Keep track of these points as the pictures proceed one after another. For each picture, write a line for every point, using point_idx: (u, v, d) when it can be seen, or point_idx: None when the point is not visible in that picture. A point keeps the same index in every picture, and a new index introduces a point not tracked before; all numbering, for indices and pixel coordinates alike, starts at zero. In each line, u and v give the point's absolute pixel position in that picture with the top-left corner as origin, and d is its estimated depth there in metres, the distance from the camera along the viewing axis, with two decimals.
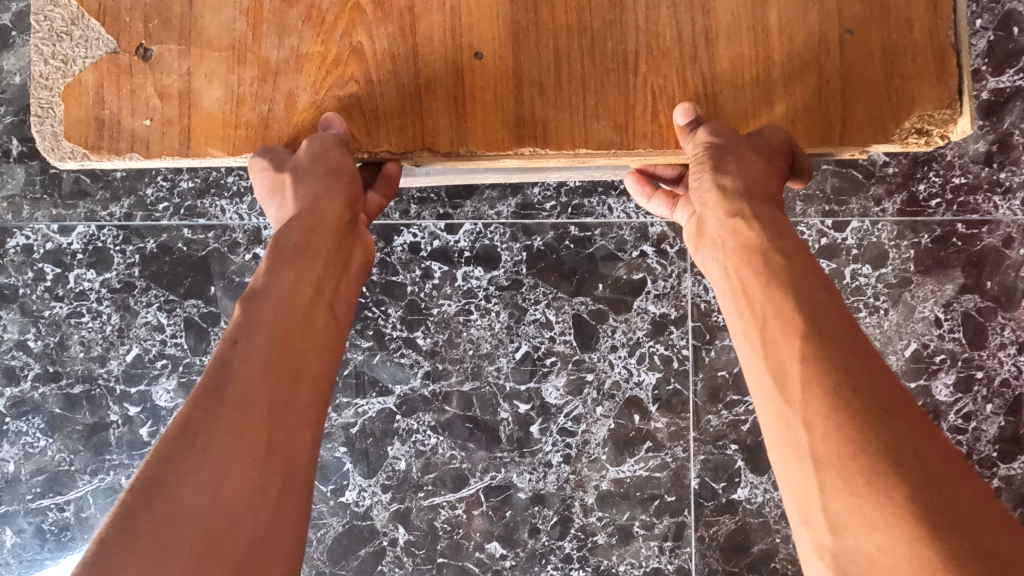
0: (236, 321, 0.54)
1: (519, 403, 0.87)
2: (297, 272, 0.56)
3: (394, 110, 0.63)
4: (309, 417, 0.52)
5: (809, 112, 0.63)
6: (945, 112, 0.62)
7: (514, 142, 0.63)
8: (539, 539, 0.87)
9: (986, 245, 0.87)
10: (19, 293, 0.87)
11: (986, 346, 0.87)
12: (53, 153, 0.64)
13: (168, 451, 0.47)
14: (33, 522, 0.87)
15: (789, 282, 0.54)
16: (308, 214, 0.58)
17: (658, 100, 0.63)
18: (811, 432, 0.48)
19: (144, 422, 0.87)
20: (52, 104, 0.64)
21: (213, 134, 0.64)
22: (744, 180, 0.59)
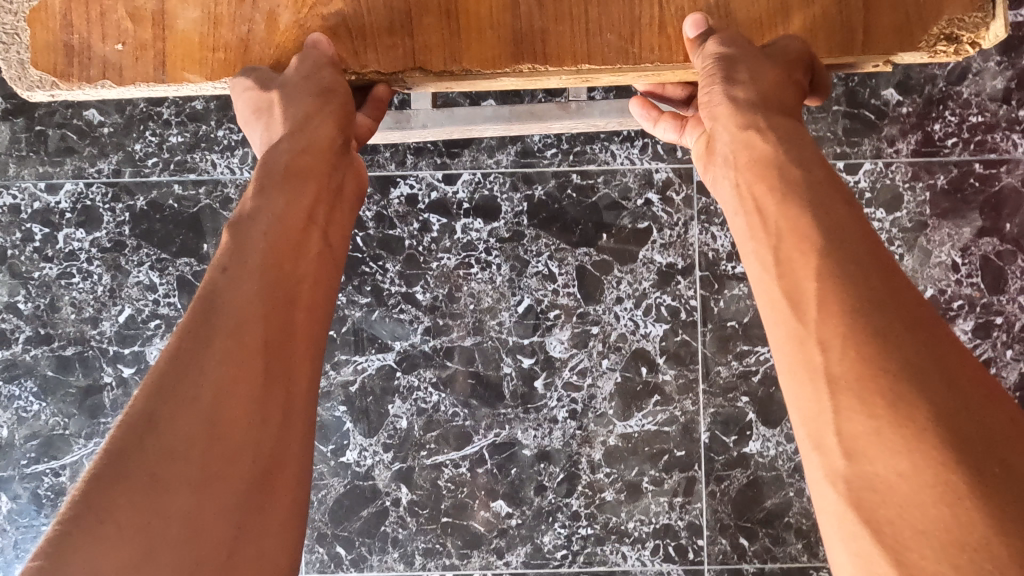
0: (224, 252, 0.49)
1: (523, 357, 0.85)
2: (289, 199, 0.51)
3: (383, 27, 0.55)
4: (305, 351, 0.49)
5: (827, 18, 0.54)
6: (976, 15, 0.53)
7: (512, 59, 0.55)
8: (545, 497, 0.84)
9: (1005, 185, 0.84)
10: (7, 254, 0.85)
11: (1005, 290, 0.84)
12: (19, 82, 0.56)
13: (156, 390, 0.43)
14: (28, 487, 0.85)
15: (805, 195, 0.48)
16: (301, 135, 0.52)
17: (664, 10, 0.55)
18: (827, 352, 0.42)
19: (139, 384, 0.85)
20: (16, 31, 0.56)
21: (189, 57, 0.56)
22: (756, 90, 0.52)
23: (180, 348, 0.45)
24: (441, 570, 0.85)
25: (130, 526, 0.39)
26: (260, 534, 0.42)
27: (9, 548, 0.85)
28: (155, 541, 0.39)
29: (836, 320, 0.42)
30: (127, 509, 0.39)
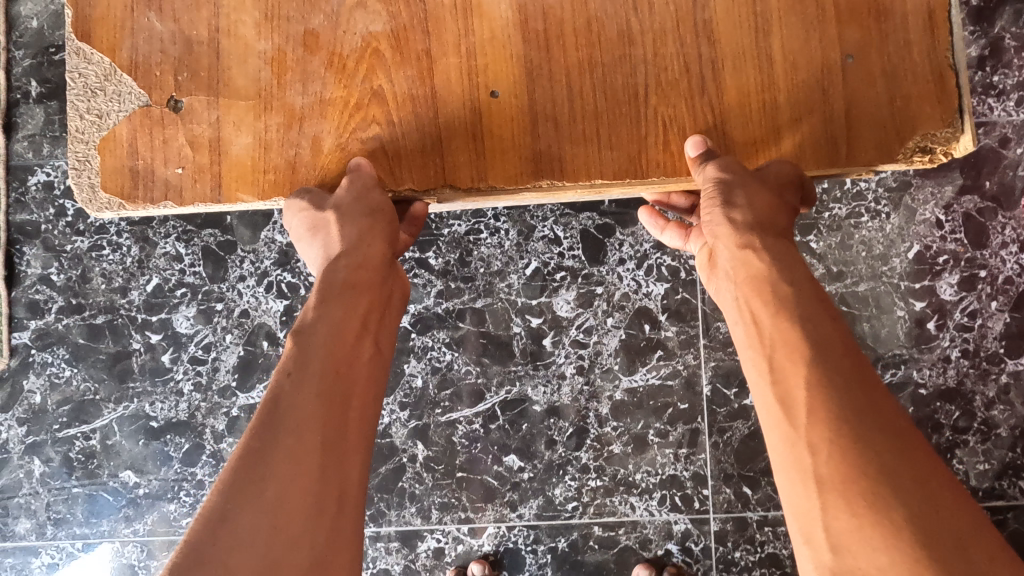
0: (288, 360, 0.57)
1: (532, 317, 0.89)
2: (344, 311, 0.59)
3: (417, 150, 0.63)
4: (358, 445, 0.56)
5: (816, 135, 0.62)
6: (946, 130, 0.61)
7: (532, 175, 0.63)
8: (556, 451, 0.88)
9: (983, 146, 0.89)
10: (41, 229, 0.90)
11: (987, 245, 0.89)
12: (90, 204, 0.65)
13: (234, 482, 0.51)
14: (61, 451, 0.89)
15: (794, 310, 0.55)
16: (354, 254, 0.61)
17: (667, 130, 0.62)
18: (815, 456, 0.49)
19: (166, 350, 0.89)
20: (89, 156, 0.65)
21: (242, 178, 0.64)
22: (753, 214, 0.59)
23: (254, 446, 0.53)
24: (456, 523, 0.88)
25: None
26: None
27: (42, 511, 0.89)
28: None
29: (823, 424, 0.49)
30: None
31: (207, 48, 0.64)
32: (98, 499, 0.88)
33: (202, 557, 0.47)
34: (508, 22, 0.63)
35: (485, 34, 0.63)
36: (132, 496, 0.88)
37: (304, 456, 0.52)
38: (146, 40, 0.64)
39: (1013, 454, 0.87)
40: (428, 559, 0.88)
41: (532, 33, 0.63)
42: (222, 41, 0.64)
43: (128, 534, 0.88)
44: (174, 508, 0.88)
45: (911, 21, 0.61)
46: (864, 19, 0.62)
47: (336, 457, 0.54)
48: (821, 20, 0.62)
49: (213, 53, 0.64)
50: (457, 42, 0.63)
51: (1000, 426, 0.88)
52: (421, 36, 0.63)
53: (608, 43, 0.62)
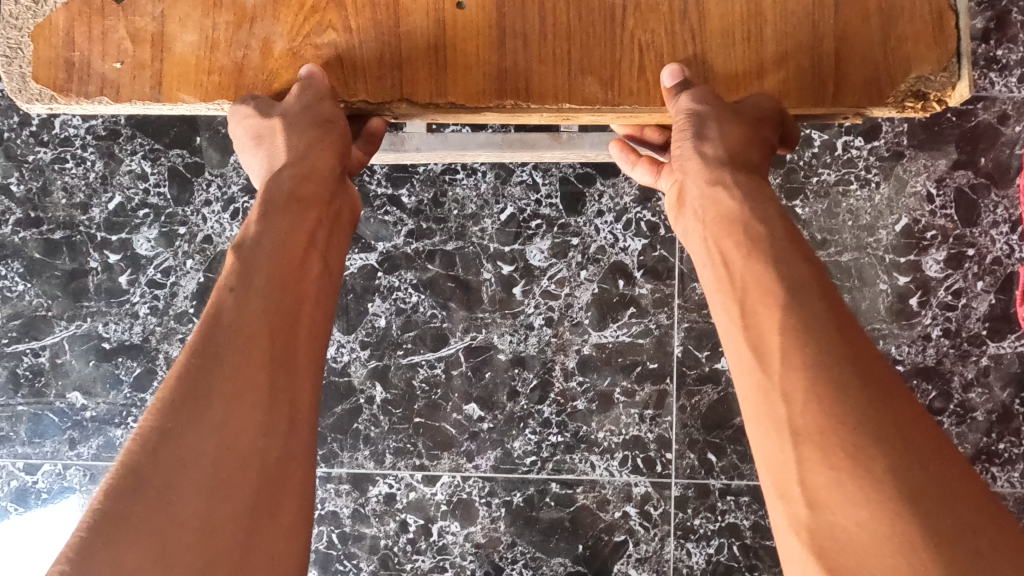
0: (229, 275, 0.50)
1: (503, 264, 0.86)
2: (292, 225, 0.52)
3: (374, 59, 0.56)
4: (308, 367, 0.50)
5: (801, 72, 0.55)
6: (943, 74, 0.54)
7: (495, 94, 0.56)
8: (518, 403, 0.85)
9: (981, 121, 0.86)
10: (4, 137, 0.87)
11: (977, 223, 0.86)
12: (19, 95, 0.56)
13: (169, 404, 0.44)
14: (8, 367, 0.86)
15: (769, 251, 0.49)
16: (302, 164, 0.54)
17: (645, 55, 0.56)
18: (789, 405, 0.43)
19: (124, 271, 0.86)
20: (21, 45, 0.56)
21: (185, 78, 0.56)
22: (726, 148, 0.53)
23: (191, 366, 0.46)
24: (411, 470, 0.85)
25: (145, 527, 0.40)
26: (269, 534, 0.44)
27: None
28: (167, 546, 0.40)
29: (796, 371, 0.43)
30: (139, 518, 0.41)
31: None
32: (43, 419, 0.85)
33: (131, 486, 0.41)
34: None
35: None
36: (78, 419, 0.85)
37: (248, 378, 0.46)
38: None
39: (988, 440, 0.85)
40: (378, 505, 0.85)
41: None
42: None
43: (71, 457, 0.85)
44: (120, 433, 0.85)
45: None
46: None
47: (282, 379, 0.48)
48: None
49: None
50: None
51: (976, 410, 0.85)
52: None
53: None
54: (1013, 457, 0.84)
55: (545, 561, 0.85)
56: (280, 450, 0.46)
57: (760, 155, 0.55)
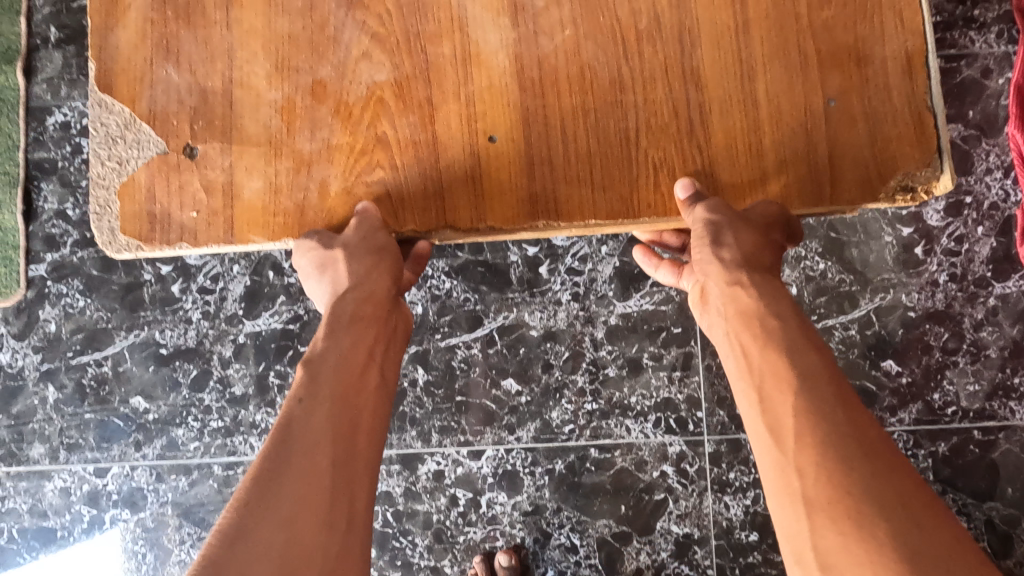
0: (298, 384, 0.56)
1: (528, 246, 0.92)
2: (353, 340, 0.58)
3: (418, 193, 0.62)
4: (366, 469, 0.54)
5: (800, 175, 0.61)
6: (926, 171, 0.60)
7: (528, 216, 0.62)
8: (552, 374, 0.90)
9: (966, 77, 0.92)
10: (58, 165, 0.94)
11: (972, 171, 0.91)
12: (109, 246, 0.64)
13: (247, 501, 0.49)
14: (74, 378, 0.92)
15: (781, 338, 0.54)
16: (362, 288, 0.59)
17: (659, 171, 0.61)
18: (802, 478, 0.47)
19: (176, 280, 0.92)
20: (109, 202, 0.64)
21: (254, 221, 0.63)
22: (740, 251, 0.57)
23: (265, 466, 0.51)
24: (456, 446, 0.90)
25: None
26: None
27: (55, 436, 0.91)
28: None
29: (810, 450, 0.48)
30: None
31: (221, 98, 0.63)
32: (109, 424, 0.91)
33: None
34: (503, 70, 0.62)
35: (481, 81, 0.62)
36: (142, 421, 0.91)
37: (313, 478, 0.51)
38: (163, 91, 0.64)
39: (1003, 375, 0.89)
40: (428, 481, 0.90)
41: (528, 80, 0.62)
42: (235, 91, 0.63)
43: (137, 458, 0.91)
44: (182, 432, 0.91)
45: (890, 65, 0.61)
46: (844, 64, 0.61)
47: (344, 481, 0.52)
48: (804, 64, 0.61)
49: (226, 103, 0.63)
50: (456, 89, 0.63)
51: (989, 348, 0.89)
52: (423, 84, 0.63)
53: (600, 89, 0.62)
54: None
55: (590, 524, 0.89)
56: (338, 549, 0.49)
57: (774, 257, 0.59)
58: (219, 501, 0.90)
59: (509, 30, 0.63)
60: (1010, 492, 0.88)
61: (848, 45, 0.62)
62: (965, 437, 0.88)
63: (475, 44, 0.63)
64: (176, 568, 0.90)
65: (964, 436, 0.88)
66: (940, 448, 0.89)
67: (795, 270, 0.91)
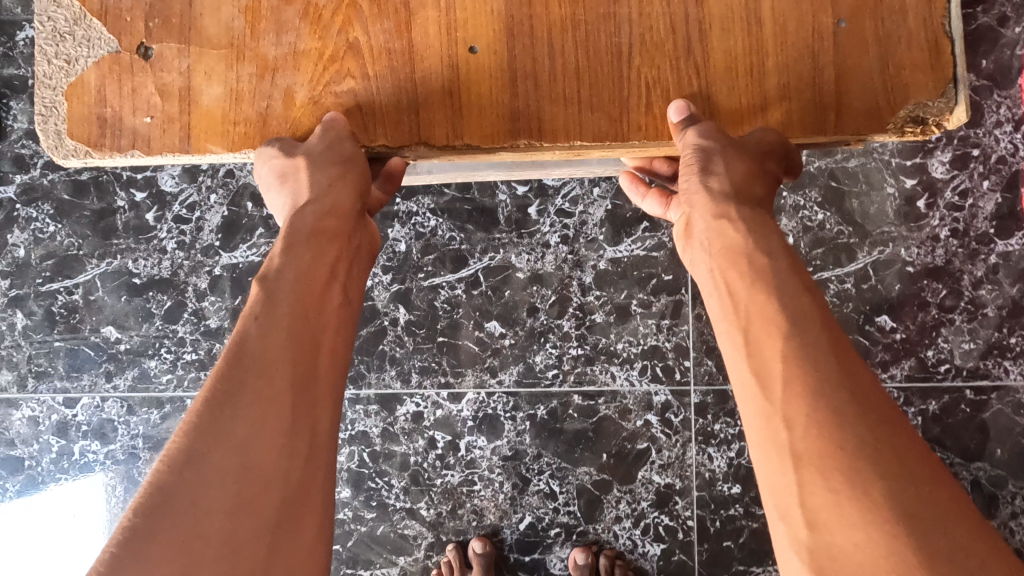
0: (253, 302, 0.50)
1: (518, 186, 0.88)
2: (313, 257, 0.52)
3: (389, 107, 0.54)
4: (328, 394, 0.50)
5: (802, 103, 0.53)
6: (939, 101, 0.53)
7: (508, 135, 0.54)
8: (538, 318, 0.88)
9: (981, 25, 0.88)
10: (29, 83, 0.90)
11: (981, 124, 0.88)
12: (56, 152, 0.55)
13: (196, 424, 0.44)
14: (43, 305, 0.89)
15: (773, 281, 0.48)
16: (324, 201, 0.53)
17: (652, 92, 0.54)
18: (791, 430, 0.43)
19: (151, 208, 0.89)
20: (55, 104, 0.55)
21: (211, 129, 0.55)
22: (730, 182, 0.52)
23: (216, 388, 0.46)
24: (436, 388, 0.88)
25: (171, 545, 0.40)
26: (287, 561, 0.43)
27: (23, 363, 0.89)
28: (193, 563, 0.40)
29: (801, 399, 0.43)
30: (163, 534, 0.40)
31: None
32: (80, 353, 0.89)
33: (156, 505, 0.41)
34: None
35: None
36: (113, 352, 0.88)
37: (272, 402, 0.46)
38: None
39: (999, 334, 0.87)
40: (406, 423, 0.88)
41: None
42: None
43: (108, 389, 0.88)
44: (155, 364, 0.88)
45: None
46: None
47: (305, 406, 0.47)
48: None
49: (184, 1, 0.54)
50: None
51: (987, 306, 0.87)
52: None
53: None
54: None
55: (570, 471, 0.87)
56: (300, 476, 0.46)
57: (765, 188, 0.54)
58: None
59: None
60: (998, 453, 0.86)
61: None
62: (957, 396, 0.86)
63: None
64: None
65: (955, 395, 0.87)
66: (931, 407, 0.87)
67: (792, 220, 0.88)
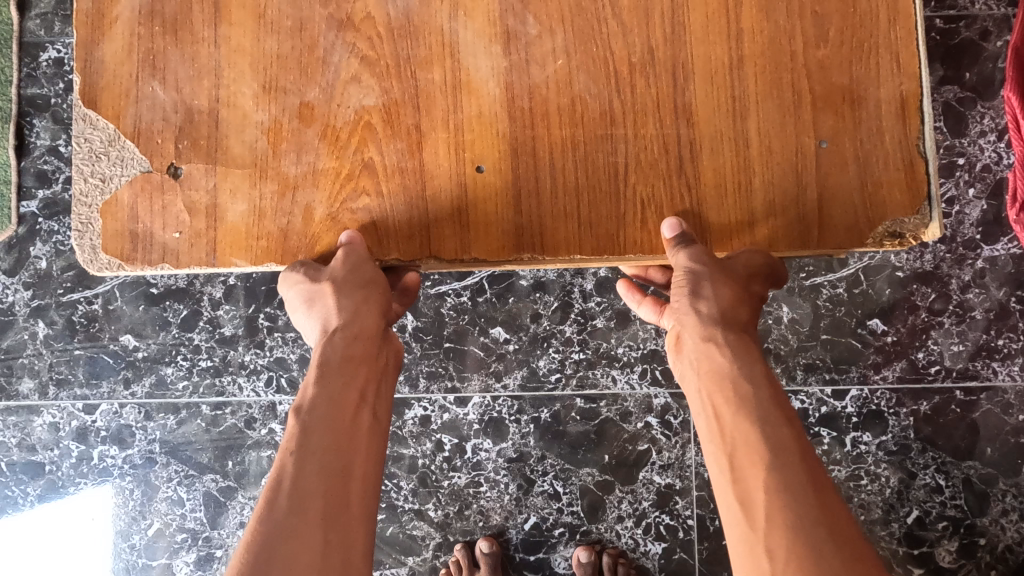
0: (291, 434, 0.54)
1: None
2: (344, 383, 0.57)
3: (403, 221, 0.60)
4: (361, 519, 0.53)
5: (787, 217, 0.59)
6: (915, 217, 0.58)
7: (514, 249, 0.59)
8: (540, 324, 0.91)
9: (964, 39, 0.92)
10: (51, 102, 0.93)
11: (966, 134, 0.91)
12: (91, 265, 0.61)
13: (241, 562, 0.48)
14: (64, 314, 0.92)
15: (754, 411, 0.53)
16: (352, 326, 0.59)
17: (646, 209, 0.59)
18: (773, 560, 0.46)
19: None
20: (91, 219, 0.62)
21: (237, 244, 0.61)
22: (717, 306, 0.57)
23: (258, 525, 0.50)
24: (443, 392, 0.91)
25: None
26: None
27: (45, 371, 0.92)
28: None
29: (779, 531, 0.47)
30: None
31: (206, 117, 0.61)
32: (99, 361, 0.92)
33: None
34: (493, 99, 0.60)
35: (470, 109, 0.60)
36: (131, 359, 0.92)
37: (305, 534, 0.50)
38: (149, 108, 0.61)
39: (987, 337, 0.89)
40: (414, 426, 0.91)
41: (518, 109, 0.60)
42: (221, 111, 0.61)
43: (126, 396, 0.91)
44: (171, 371, 0.91)
45: (884, 109, 0.59)
46: (838, 103, 0.59)
47: (337, 535, 0.51)
48: (796, 103, 0.59)
49: (212, 123, 0.61)
50: (444, 116, 0.60)
51: (975, 309, 0.90)
52: (412, 110, 0.60)
53: (590, 122, 0.59)
54: (1012, 352, 0.89)
55: (573, 472, 0.90)
56: None
57: (750, 312, 0.59)
58: (207, 441, 0.91)
59: (500, 58, 0.60)
60: (989, 452, 0.89)
61: (842, 86, 0.59)
62: (948, 397, 0.89)
63: (465, 71, 0.60)
64: (164, 504, 0.91)
65: (946, 396, 0.89)
66: (922, 407, 0.90)
67: None
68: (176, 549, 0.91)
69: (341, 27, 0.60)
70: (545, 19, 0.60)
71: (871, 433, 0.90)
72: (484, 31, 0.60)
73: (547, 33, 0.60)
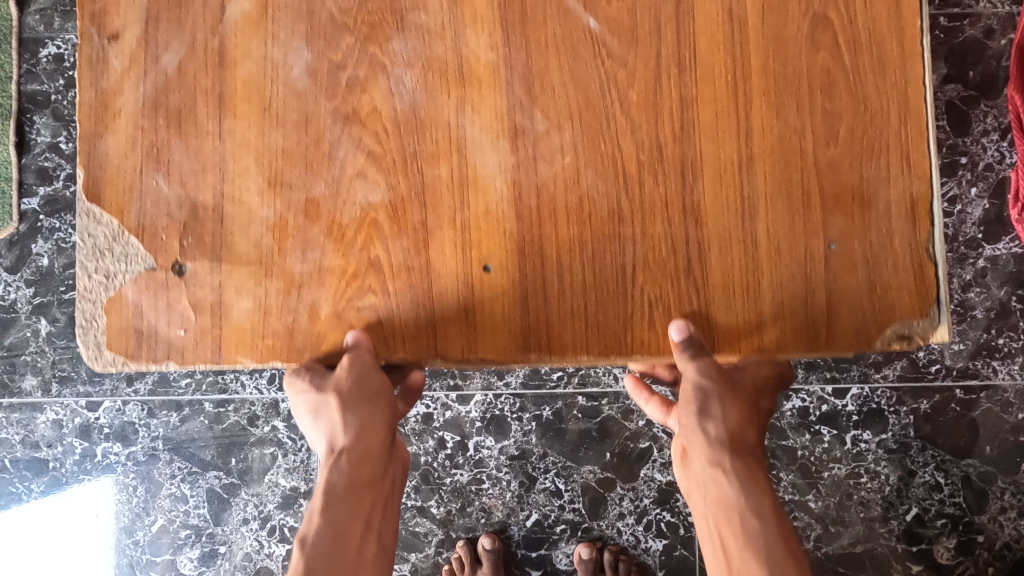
0: (297, 568, 0.54)
1: None
2: (351, 513, 0.56)
3: (408, 321, 0.57)
4: None
5: (796, 319, 0.56)
6: (922, 321, 0.56)
7: (521, 350, 0.56)
8: None
9: (968, 37, 0.91)
10: (51, 99, 0.93)
11: (969, 133, 0.91)
12: (94, 364, 0.57)
13: None
14: (67, 312, 0.92)
15: (762, 550, 0.53)
16: (358, 448, 0.56)
17: (654, 309, 0.56)
18: None
19: None
20: (95, 316, 0.57)
21: (242, 342, 0.56)
22: (727, 427, 0.55)
23: None
24: (445, 390, 0.91)
25: None
26: None
27: (48, 368, 0.92)
28: None
29: None
30: None
31: (212, 214, 0.57)
32: None
33: None
34: (501, 196, 0.57)
35: (477, 206, 0.57)
36: None
37: None
38: (153, 204, 0.57)
39: (988, 335, 0.90)
40: (417, 424, 0.91)
41: (524, 208, 0.57)
42: (226, 207, 0.57)
43: (128, 394, 0.92)
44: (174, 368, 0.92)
45: (894, 210, 0.56)
46: (848, 204, 0.56)
47: None
48: (807, 203, 0.56)
49: (217, 219, 0.57)
50: (451, 214, 0.57)
51: (975, 308, 0.90)
52: (419, 208, 0.57)
53: (598, 221, 0.56)
54: (1012, 351, 0.90)
55: (575, 470, 0.90)
56: None
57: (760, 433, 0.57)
58: (211, 438, 0.91)
59: (508, 153, 0.57)
60: (988, 450, 0.89)
61: (852, 186, 0.56)
62: (948, 395, 0.90)
63: (473, 166, 0.57)
64: (167, 501, 0.91)
65: (946, 395, 0.90)
66: (922, 406, 0.90)
67: None
68: (180, 545, 0.91)
69: (347, 120, 0.57)
70: (553, 114, 0.57)
71: (871, 431, 0.90)
72: (491, 126, 0.57)
73: (556, 129, 0.57)
